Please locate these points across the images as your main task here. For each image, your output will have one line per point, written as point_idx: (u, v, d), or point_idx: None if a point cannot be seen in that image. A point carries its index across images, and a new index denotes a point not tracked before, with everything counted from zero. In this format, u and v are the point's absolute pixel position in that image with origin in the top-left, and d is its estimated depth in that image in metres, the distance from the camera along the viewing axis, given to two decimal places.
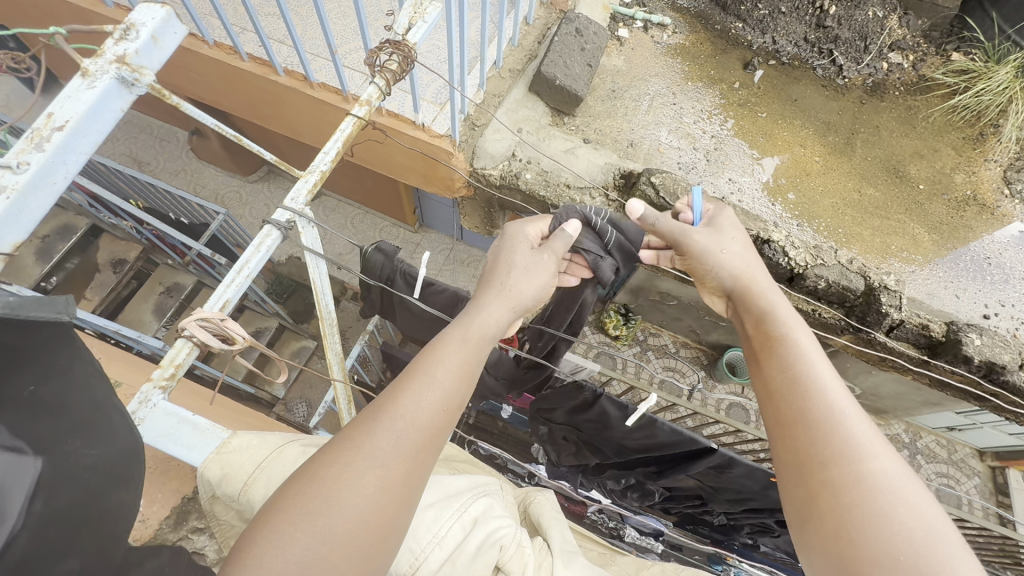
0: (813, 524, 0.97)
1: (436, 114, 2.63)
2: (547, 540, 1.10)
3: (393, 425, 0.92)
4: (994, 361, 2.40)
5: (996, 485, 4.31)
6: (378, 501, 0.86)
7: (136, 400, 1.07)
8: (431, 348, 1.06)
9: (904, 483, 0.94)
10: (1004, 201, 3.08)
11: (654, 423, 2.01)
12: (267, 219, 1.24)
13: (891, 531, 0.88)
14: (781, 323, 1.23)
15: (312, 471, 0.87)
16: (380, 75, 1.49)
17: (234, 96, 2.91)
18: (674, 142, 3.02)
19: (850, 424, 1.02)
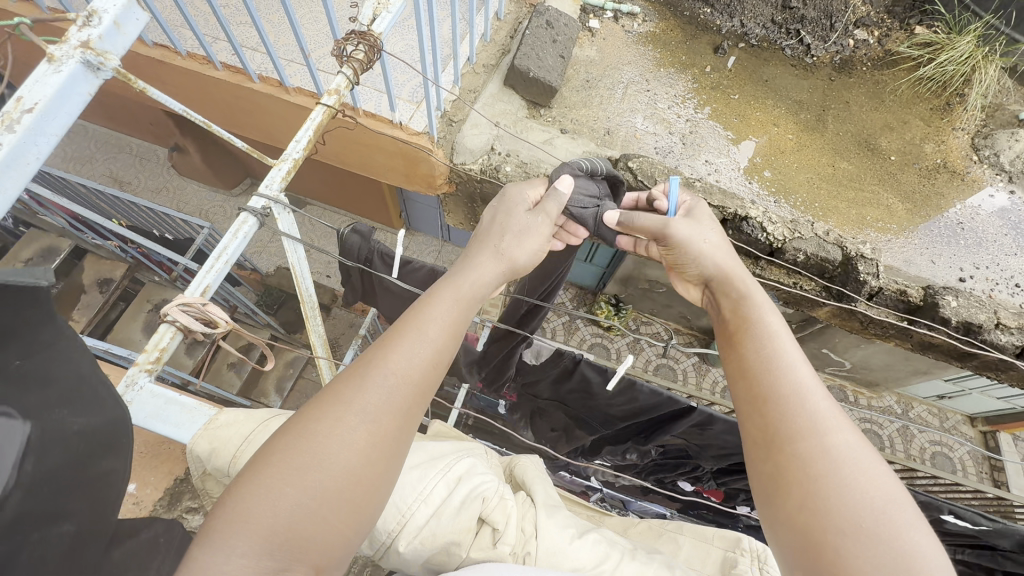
0: (778, 498, 0.88)
1: (413, 112, 2.66)
2: (531, 495, 1.11)
3: (383, 379, 0.93)
4: (970, 321, 2.47)
5: (988, 449, 4.39)
6: (368, 455, 0.87)
7: (124, 383, 1.10)
8: (421, 307, 1.07)
9: (873, 460, 0.86)
10: (974, 166, 3.16)
11: (634, 384, 2.02)
12: (242, 206, 1.25)
13: (855, 503, 0.81)
14: (756, 307, 1.15)
15: (301, 425, 0.87)
16: (348, 65, 1.52)
17: (210, 105, 2.92)
18: (650, 128, 3.06)
19: (819, 402, 0.95)
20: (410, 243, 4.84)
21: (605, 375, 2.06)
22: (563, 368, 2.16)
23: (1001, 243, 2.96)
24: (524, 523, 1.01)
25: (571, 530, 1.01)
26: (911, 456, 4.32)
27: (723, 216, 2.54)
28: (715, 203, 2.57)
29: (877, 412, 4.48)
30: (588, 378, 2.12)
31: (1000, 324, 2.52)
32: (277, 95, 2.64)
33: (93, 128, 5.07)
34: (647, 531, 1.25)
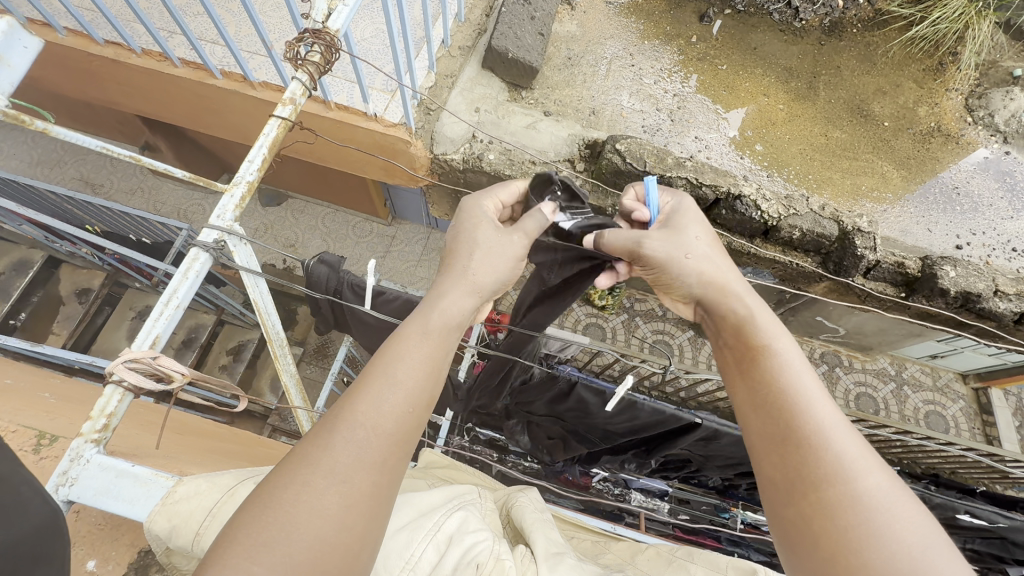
0: (809, 556, 0.84)
1: (387, 103, 2.50)
2: (531, 547, 0.89)
3: (356, 431, 0.84)
4: (969, 291, 2.44)
5: (980, 406, 4.45)
6: (344, 519, 0.77)
7: (67, 458, 1.00)
8: (389, 345, 0.97)
9: (907, 504, 0.83)
10: (968, 128, 3.08)
11: (635, 405, 1.96)
12: (193, 242, 1.19)
13: (891, 552, 0.78)
14: (763, 331, 1.09)
15: (265, 494, 0.77)
16: (303, 69, 1.41)
17: (173, 105, 2.77)
18: (637, 105, 2.95)
19: (838, 442, 0.90)
20: (396, 233, 4.72)
21: (603, 396, 2.01)
22: (559, 390, 2.09)
23: (996, 207, 2.91)
24: None
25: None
26: (906, 417, 4.33)
27: (716, 195, 2.44)
28: (707, 181, 2.45)
29: (872, 375, 4.49)
30: (584, 399, 2.07)
31: (997, 291, 2.51)
32: (243, 91, 2.49)
33: None
34: (655, 558, 1.18)
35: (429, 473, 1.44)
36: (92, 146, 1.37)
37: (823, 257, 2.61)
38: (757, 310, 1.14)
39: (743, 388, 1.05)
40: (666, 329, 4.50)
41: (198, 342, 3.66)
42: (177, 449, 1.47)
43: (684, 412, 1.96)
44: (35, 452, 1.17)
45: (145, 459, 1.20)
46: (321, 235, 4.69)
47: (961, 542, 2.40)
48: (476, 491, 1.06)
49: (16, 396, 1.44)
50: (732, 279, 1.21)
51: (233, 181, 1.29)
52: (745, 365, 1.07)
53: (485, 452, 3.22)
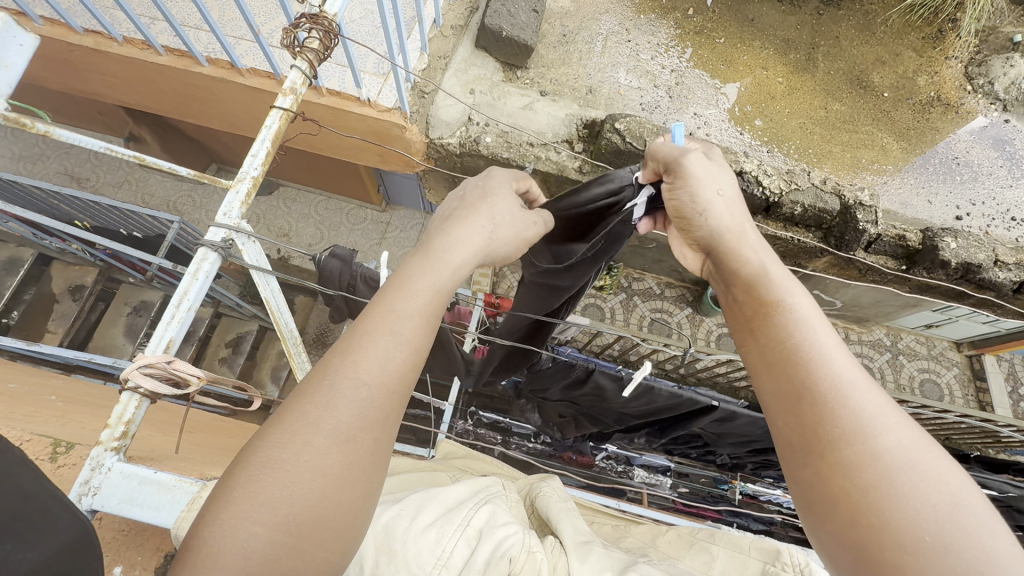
0: (825, 515, 0.77)
1: (380, 87, 2.44)
2: (558, 537, 0.90)
3: (353, 386, 0.78)
4: (970, 262, 2.45)
5: (973, 372, 4.53)
6: (344, 476, 0.74)
7: (89, 467, 0.99)
8: (385, 294, 0.89)
9: (917, 436, 0.77)
10: (968, 97, 3.06)
11: (653, 390, 1.96)
12: (200, 242, 1.16)
13: (916, 511, 0.70)
14: (775, 286, 0.99)
15: (262, 447, 0.73)
16: (301, 56, 1.36)
17: (159, 94, 2.69)
18: (634, 82, 2.89)
19: (844, 375, 0.84)
20: (392, 219, 4.68)
21: (620, 382, 2.01)
22: (575, 377, 2.09)
23: (996, 176, 2.91)
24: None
25: (608, 571, 0.79)
26: (902, 386, 4.40)
27: None
28: None
29: (867, 346, 4.54)
30: (602, 385, 2.06)
31: (997, 262, 2.52)
32: (231, 78, 2.42)
33: None
34: (677, 540, 1.22)
35: (445, 464, 1.45)
36: (96, 148, 1.32)
37: (825, 232, 2.61)
38: (757, 251, 1.08)
39: (747, 337, 0.98)
40: (665, 307, 4.52)
41: (197, 336, 3.61)
42: (190, 449, 1.46)
43: (701, 395, 1.97)
44: (52, 461, 1.15)
45: (164, 462, 1.19)
46: (315, 224, 4.63)
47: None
48: (498, 483, 1.04)
49: (22, 401, 1.41)
50: (746, 230, 1.12)
51: (237, 177, 1.26)
52: (745, 309, 1.00)
53: (489, 435, 3.25)
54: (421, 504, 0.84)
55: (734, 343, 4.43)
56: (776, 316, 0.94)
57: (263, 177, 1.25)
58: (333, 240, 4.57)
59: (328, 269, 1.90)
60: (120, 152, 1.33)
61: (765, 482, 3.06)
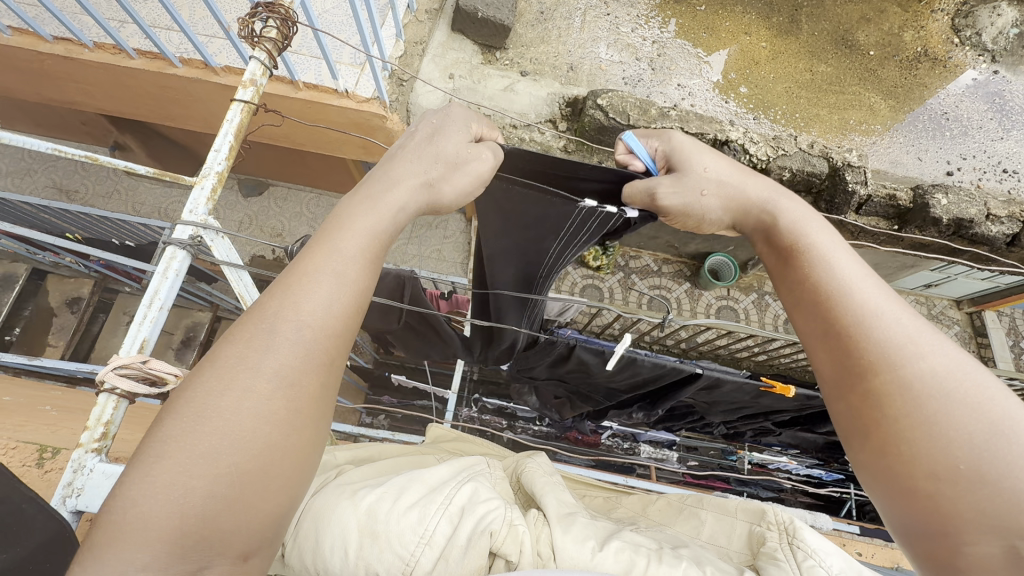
0: (859, 446, 0.76)
1: (358, 77, 2.40)
2: (542, 510, 0.91)
3: (294, 331, 0.75)
4: (961, 217, 2.44)
5: (974, 329, 4.54)
6: (290, 424, 0.72)
7: (70, 470, 1.00)
8: (321, 240, 0.85)
9: (952, 363, 0.74)
10: (956, 50, 3.02)
11: (635, 361, 1.95)
12: (167, 241, 1.16)
13: (947, 438, 0.69)
14: (796, 228, 0.96)
15: (199, 401, 0.69)
16: (260, 47, 1.34)
17: (136, 98, 2.66)
18: (615, 57, 2.84)
19: (870, 307, 0.81)
20: None
21: (603, 356, 2.00)
22: (558, 354, 2.10)
23: (986, 128, 2.88)
24: (540, 545, 0.82)
25: (591, 540, 0.80)
26: None
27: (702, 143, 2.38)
28: (693, 130, 2.39)
29: None
30: (585, 361, 2.07)
31: (989, 216, 2.51)
32: (206, 78, 2.38)
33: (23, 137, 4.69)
34: (667, 507, 1.24)
35: (437, 449, 1.46)
36: (42, 149, 1.30)
37: (815, 196, 2.59)
38: (776, 198, 1.05)
39: (776, 279, 0.96)
40: (662, 283, 4.53)
41: (197, 341, 3.64)
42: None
43: (684, 363, 1.96)
44: (40, 466, 1.17)
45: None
46: (307, 221, 4.61)
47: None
48: (483, 462, 1.05)
49: (15, 412, 1.43)
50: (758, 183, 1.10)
51: (201, 173, 1.25)
52: (772, 254, 0.99)
53: (494, 421, 3.27)
54: (403, 485, 0.85)
55: (733, 314, 4.44)
56: (800, 255, 0.92)
57: (228, 173, 1.24)
58: None
59: None
60: (69, 151, 1.30)
61: (772, 450, 3.08)
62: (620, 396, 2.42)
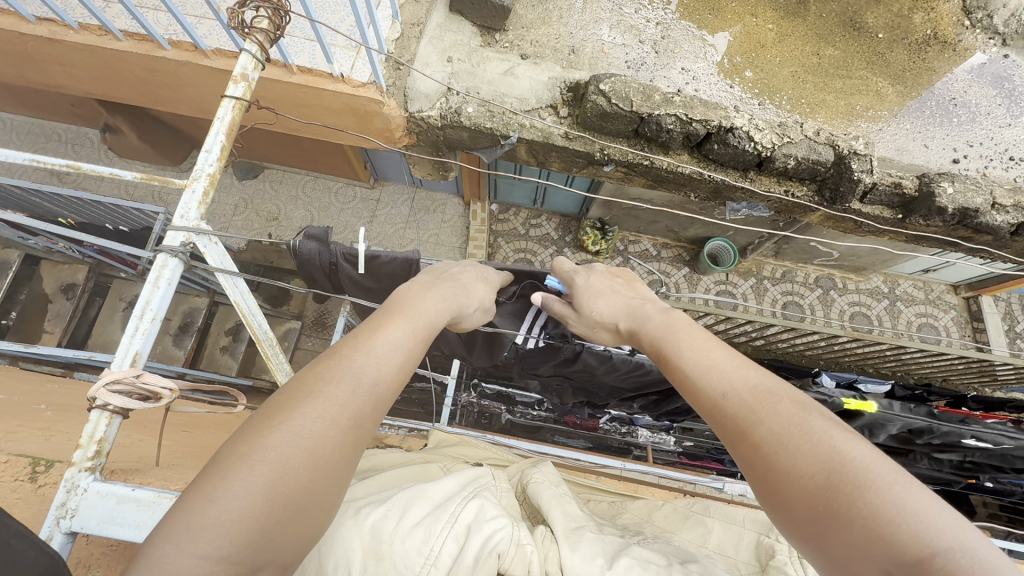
0: (762, 499, 0.84)
1: (353, 61, 2.33)
2: (550, 526, 0.92)
3: (360, 373, 0.87)
4: (967, 207, 2.41)
5: (970, 314, 4.56)
6: (351, 454, 0.81)
7: (63, 489, 0.96)
8: (393, 317, 1.04)
9: (792, 420, 0.85)
10: (966, 33, 2.95)
11: (643, 366, 2.00)
12: (158, 248, 1.13)
13: (800, 482, 0.77)
14: (670, 335, 1.18)
15: (274, 419, 0.77)
16: (251, 38, 1.30)
17: (126, 81, 2.59)
18: (618, 39, 2.76)
19: (719, 391, 0.97)
20: (381, 196, 4.60)
21: (608, 360, 2.03)
22: (563, 357, 2.09)
23: (994, 115, 2.83)
24: (548, 564, 0.83)
25: (600, 558, 0.81)
26: (899, 332, 4.42)
27: (707, 131, 2.32)
28: (697, 117, 2.33)
29: (865, 295, 4.54)
30: (589, 364, 2.08)
31: (995, 205, 2.47)
32: (196, 61, 2.30)
33: (10, 118, 4.57)
34: (672, 514, 1.30)
35: (440, 454, 1.49)
36: (19, 160, 1.30)
37: (820, 184, 2.56)
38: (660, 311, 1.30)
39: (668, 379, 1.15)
40: (661, 268, 4.53)
41: (195, 327, 3.59)
42: (185, 453, 1.47)
43: None
44: (32, 481, 1.14)
45: (150, 474, 1.19)
46: (303, 205, 4.54)
47: (964, 458, 2.57)
48: (489, 474, 1.05)
49: (13, 415, 1.42)
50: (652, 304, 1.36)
51: (192, 175, 1.21)
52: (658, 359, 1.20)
53: (492, 405, 3.25)
54: (407, 502, 0.85)
55: (732, 300, 4.43)
56: (670, 359, 1.13)
57: (220, 174, 1.20)
58: (323, 221, 4.50)
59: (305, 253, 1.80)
60: (47, 161, 1.30)
61: None
62: (624, 395, 2.40)
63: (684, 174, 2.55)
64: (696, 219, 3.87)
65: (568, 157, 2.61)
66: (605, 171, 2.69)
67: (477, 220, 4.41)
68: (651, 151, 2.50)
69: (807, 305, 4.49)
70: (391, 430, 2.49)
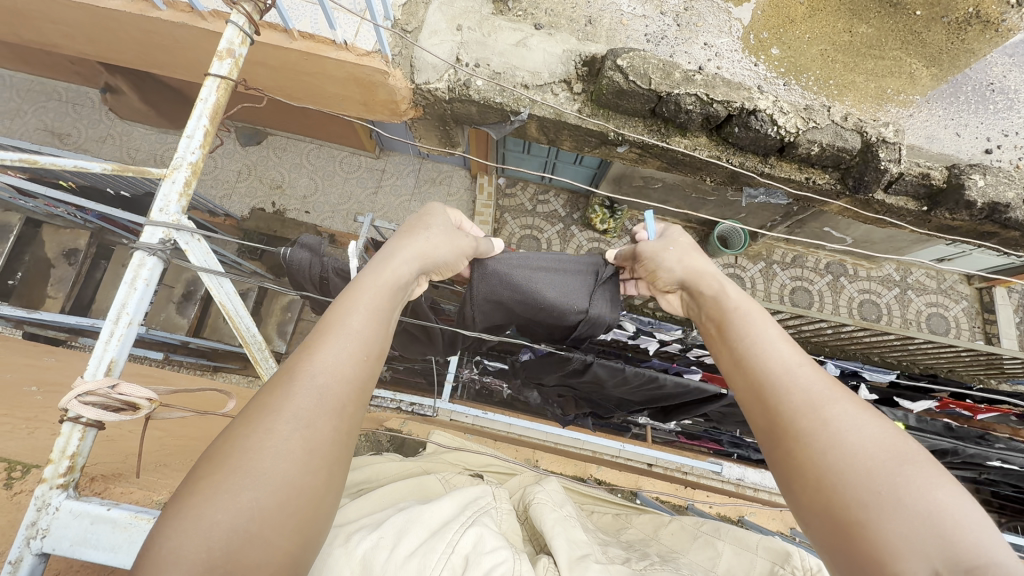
0: (797, 483, 0.79)
1: (358, 26, 2.18)
2: (554, 555, 0.90)
3: (312, 378, 0.82)
4: (997, 202, 2.29)
5: (982, 305, 4.46)
6: (310, 462, 0.76)
7: (34, 507, 0.94)
8: (346, 299, 0.96)
9: (857, 406, 0.82)
10: (1011, 12, 2.75)
11: (659, 381, 1.87)
12: (134, 246, 1.07)
13: (865, 466, 0.74)
14: (734, 302, 1.13)
15: (224, 454, 0.74)
16: (236, 11, 1.22)
17: (120, 43, 2.47)
18: (638, 9, 2.60)
19: (797, 363, 0.91)
20: (386, 166, 4.49)
21: (619, 374, 1.91)
22: (571, 369, 1.98)
23: None
24: None
25: None
26: (908, 321, 4.35)
27: (728, 113, 2.19)
28: (718, 97, 2.20)
29: (876, 282, 4.45)
30: (599, 377, 1.97)
31: None
32: (193, 23, 2.18)
33: (7, 75, 4.43)
34: (681, 532, 1.33)
35: (438, 462, 1.48)
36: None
37: (843, 173, 2.45)
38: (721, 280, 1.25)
39: (718, 342, 1.08)
40: None
41: (198, 296, 3.57)
42: (173, 454, 1.46)
43: (711, 387, 1.88)
44: (7, 488, 1.11)
45: (135, 478, 1.17)
46: (307, 173, 4.43)
47: (977, 473, 2.53)
48: (489, 494, 1.06)
49: (3, 402, 1.41)
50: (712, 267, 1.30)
51: (172, 164, 1.15)
52: (713, 321, 1.13)
53: (494, 384, 3.24)
54: (403, 528, 0.86)
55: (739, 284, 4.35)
56: (732, 324, 1.07)
57: (201, 164, 1.15)
58: (327, 190, 4.41)
59: (296, 263, 1.74)
60: (5, 155, 1.24)
61: None
62: (632, 406, 2.29)
63: (700, 159, 2.44)
64: (709, 200, 3.77)
65: (580, 135, 2.50)
66: (618, 151, 2.58)
67: (484, 194, 4.32)
68: (668, 132, 2.40)
69: (816, 291, 4.40)
70: (392, 406, 2.51)
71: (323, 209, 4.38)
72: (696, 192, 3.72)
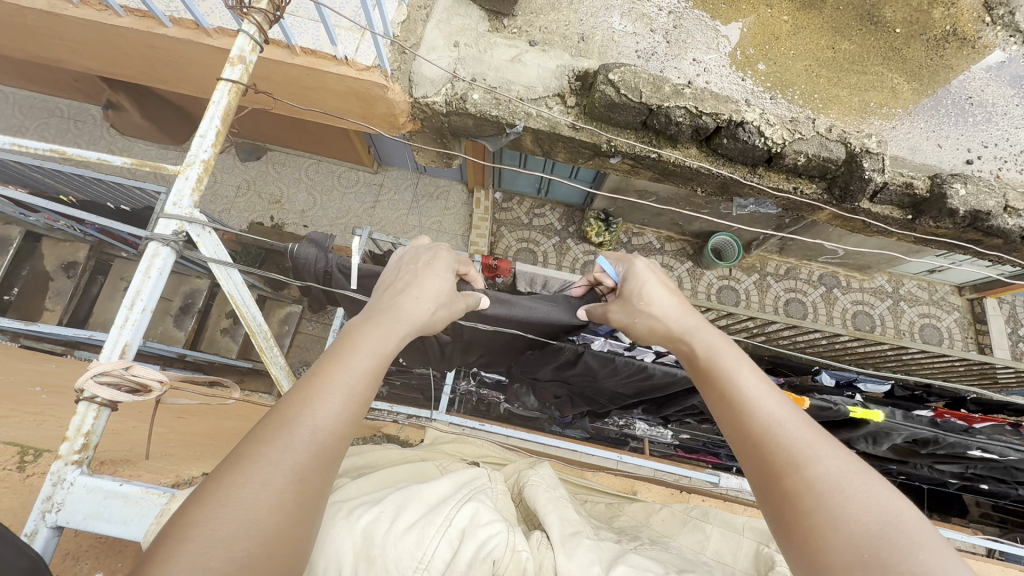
0: (789, 544, 0.79)
1: (358, 42, 2.26)
2: (546, 531, 0.95)
3: (308, 429, 0.81)
4: (979, 210, 2.36)
5: (974, 315, 4.52)
6: (299, 513, 0.75)
7: (50, 483, 0.97)
8: (348, 349, 0.96)
9: (840, 462, 0.82)
10: (986, 29, 2.87)
11: (648, 368, 1.91)
12: (150, 237, 1.11)
13: (850, 529, 0.74)
14: (709, 354, 1.14)
15: (216, 494, 0.71)
16: (248, 20, 1.29)
17: (126, 58, 2.54)
18: (629, 27, 2.69)
19: (775, 419, 0.92)
20: (384, 180, 4.56)
21: (610, 363, 1.95)
22: (564, 360, 2.02)
23: (1012, 115, 2.78)
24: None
25: (596, 566, 0.83)
26: (901, 331, 4.40)
27: (717, 125, 2.26)
28: (707, 110, 2.27)
29: (868, 293, 4.51)
30: (591, 367, 2.02)
31: (1008, 207, 2.42)
32: (197, 40, 2.26)
33: (10, 92, 4.49)
34: (671, 518, 1.37)
35: (433, 452, 1.51)
36: (3, 143, 1.26)
37: (829, 182, 2.51)
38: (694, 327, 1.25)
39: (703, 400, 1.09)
40: (665, 261, 4.50)
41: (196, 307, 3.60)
42: (176, 447, 1.49)
43: None
44: (20, 471, 1.16)
45: (143, 465, 1.21)
46: (306, 187, 4.50)
47: (964, 469, 2.57)
48: (484, 475, 1.09)
49: (9, 400, 1.44)
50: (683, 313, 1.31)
51: (185, 161, 1.20)
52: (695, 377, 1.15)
53: (490, 395, 3.25)
54: (402, 503, 0.89)
55: (734, 295, 4.40)
56: (711, 380, 1.08)
57: (213, 161, 1.19)
58: (325, 205, 4.46)
59: (301, 258, 1.77)
60: (31, 146, 1.27)
61: None
62: (623, 398, 2.34)
63: (691, 168, 2.51)
64: (702, 212, 3.83)
65: (575, 147, 2.56)
66: (612, 162, 2.65)
67: (481, 208, 4.38)
68: (659, 144, 2.46)
69: (810, 302, 4.46)
70: (389, 417, 2.53)
71: (321, 223, 4.43)
72: (689, 205, 3.79)
